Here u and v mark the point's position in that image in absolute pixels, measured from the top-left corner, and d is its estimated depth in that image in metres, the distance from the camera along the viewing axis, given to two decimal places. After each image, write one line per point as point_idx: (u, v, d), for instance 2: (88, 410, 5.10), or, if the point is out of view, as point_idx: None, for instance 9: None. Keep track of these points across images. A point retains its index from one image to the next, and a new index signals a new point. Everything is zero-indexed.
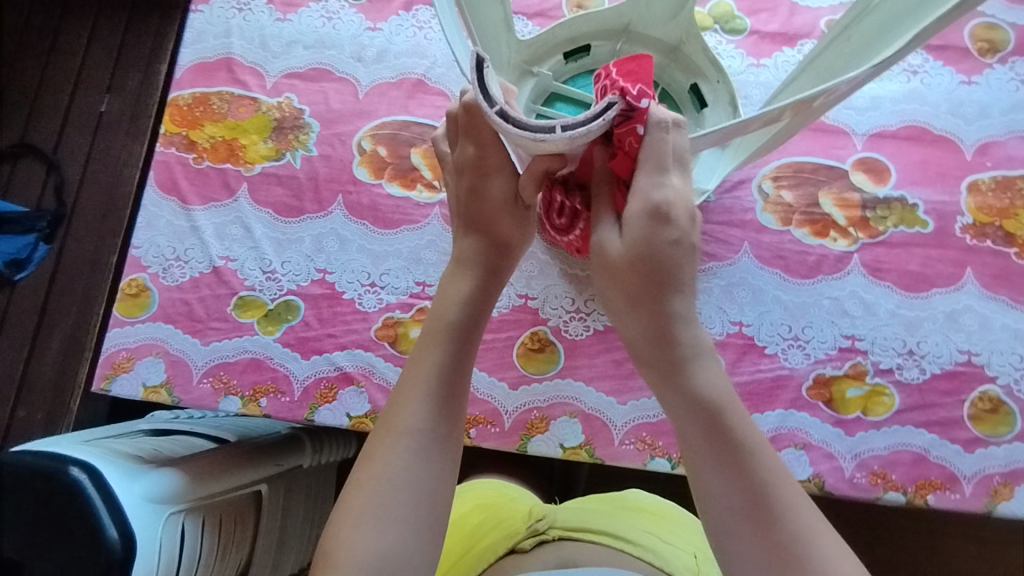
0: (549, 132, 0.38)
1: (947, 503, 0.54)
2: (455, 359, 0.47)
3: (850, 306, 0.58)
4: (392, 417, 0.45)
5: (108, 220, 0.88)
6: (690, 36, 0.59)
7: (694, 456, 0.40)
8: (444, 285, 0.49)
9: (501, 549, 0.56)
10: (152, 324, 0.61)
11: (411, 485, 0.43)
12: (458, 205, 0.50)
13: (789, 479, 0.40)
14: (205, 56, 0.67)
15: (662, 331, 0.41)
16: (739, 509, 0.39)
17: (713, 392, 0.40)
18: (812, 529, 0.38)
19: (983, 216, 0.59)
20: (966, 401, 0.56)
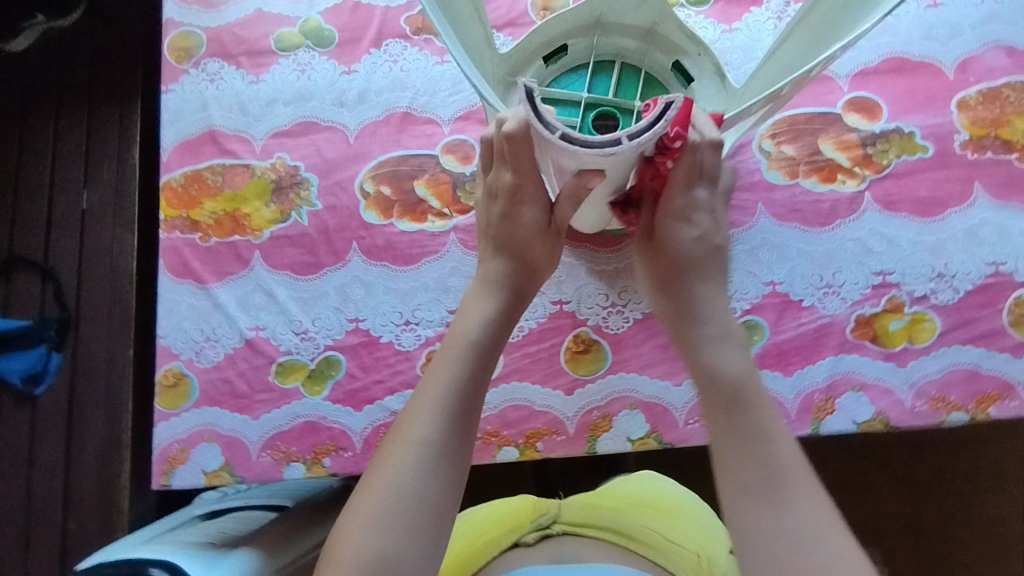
0: (614, 143, 0.40)
1: (1008, 412, 0.56)
2: (472, 373, 0.47)
3: (873, 244, 0.59)
4: (404, 427, 0.45)
5: (114, 316, 0.86)
6: (663, 17, 0.57)
7: (715, 426, 0.43)
8: (465, 301, 0.51)
9: (507, 542, 0.56)
10: (198, 410, 0.61)
11: (417, 498, 0.43)
12: (489, 229, 0.52)
13: (806, 473, 0.41)
14: (187, 133, 0.67)
15: (692, 316, 0.47)
16: (751, 486, 0.41)
17: (739, 371, 0.44)
18: (820, 522, 0.39)
19: (978, 129, 0.61)
20: (1003, 309, 0.57)
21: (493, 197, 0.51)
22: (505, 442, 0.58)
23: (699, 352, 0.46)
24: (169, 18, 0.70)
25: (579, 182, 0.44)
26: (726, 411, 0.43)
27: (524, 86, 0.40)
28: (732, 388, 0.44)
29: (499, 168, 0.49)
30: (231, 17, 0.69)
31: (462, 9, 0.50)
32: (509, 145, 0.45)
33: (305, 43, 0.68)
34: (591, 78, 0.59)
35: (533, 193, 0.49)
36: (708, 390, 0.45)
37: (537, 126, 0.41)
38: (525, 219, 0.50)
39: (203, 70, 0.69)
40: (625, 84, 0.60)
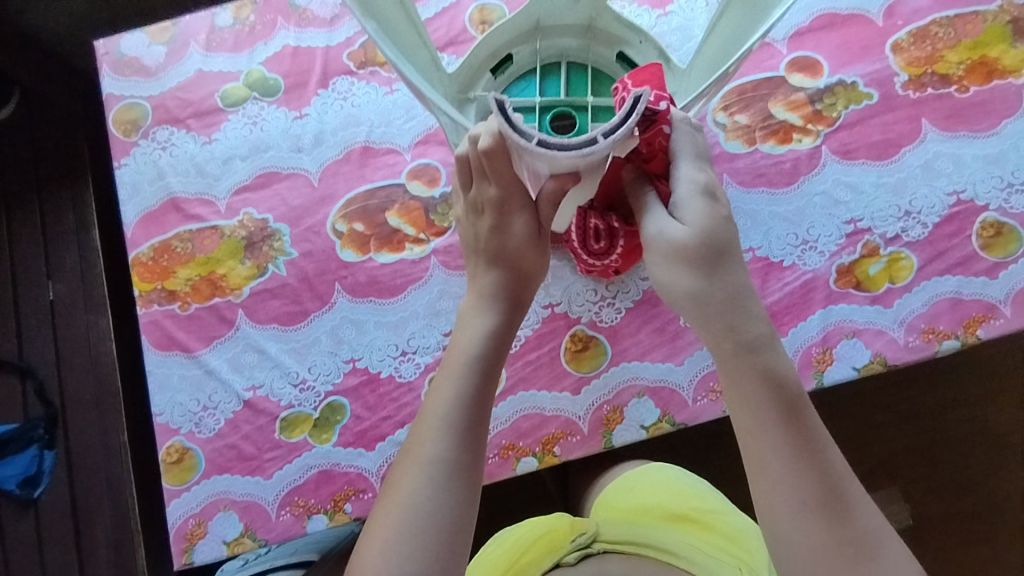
0: (592, 143, 0.40)
1: (996, 331, 0.58)
2: (478, 388, 0.47)
3: (839, 195, 0.61)
4: (415, 446, 0.45)
5: (104, 406, 0.83)
6: (599, 11, 0.57)
7: (770, 443, 0.40)
8: (462, 317, 0.51)
9: (547, 563, 0.56)
10: (208, 481, 0.60)
11: (434, 514, 0.43)
12: (480, 242, 0.51)
13: (852, 479, 0.41)
14: (148, 206, 0.66)
15: (737, 312, 0.41)
16: (811, 506, 0.39)
17: (791, 374, 0.42)
18: (871, 523, 0.40)
19: (915, 69, 0.63)
20: (973, 235, 0.59)
21: (479, 210, 0.50)
22: (522, 453, 0.58)
23: (752, 359, 0.41)
24: (109, 94, 0.69)
25: (560, 184, 0.44)
26: (781, 428, 0.40)
27: (494, 97, 0.40)
28: (794, 398, 0.41)
29: (480, 183, 0.48)
30: (172, 82, 0.69)
31: (405, 34, 0.49)
32: (487, 161, 0.45)
33: (251, 95, 0.68)
34: (540, 80, 0.60)
35: (517, 202, 0.48)
36: (761, 403, 0.40)
37: (513, 135, 0.40)
38: (516, 228, 0.49)
39: (153, 140, 0.68)
40: (575, 80, 0.60)
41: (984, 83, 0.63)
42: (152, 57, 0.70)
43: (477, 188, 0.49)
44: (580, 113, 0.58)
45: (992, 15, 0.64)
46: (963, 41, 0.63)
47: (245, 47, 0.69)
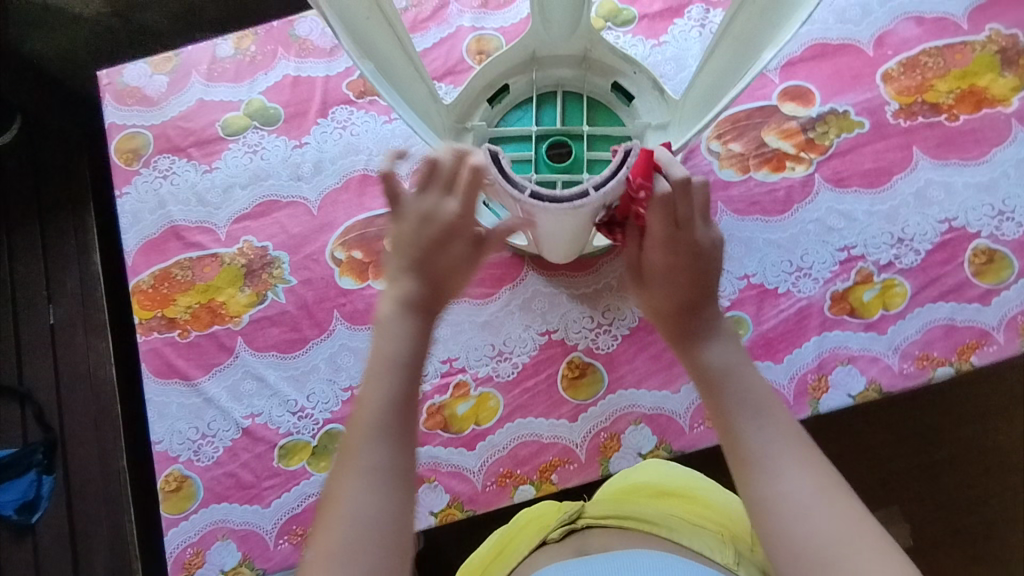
0: (585, 194, 0.46)
1: (989, 357, 0.58)
2: (404, 395, 0.43)
3: (832, 222, 0.62)
4: (345, 461, 0.41)
5: (103, 426, 0.84)
6: (594, 42, 0.58)
7: (714, 405, 0.45)
8: (376, 326, 0.46)
9: (532, 543, 0.51)
10: (206, 510, 0.60)
11: (371, 527, 0.39)
12: (413, 249, 0.47)
13: (793, 443, 0.41)
14: (149, 233, 0.67)
15: (683, 312, 0.49)
16: (748, 458, 0.41)
17: (727, 360, 0.46)
18: (811, 488, 0.39)
19: (906, 97, 0.64)
20: (965, 261, 0.60)
21: (428, 216, 0.47)
22: (520, 480, 0.59)
23: (691, 346, 0.48)
24: (111, 123, 0.70)
25: (556, 229, 0.49)
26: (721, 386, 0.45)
27: (490, 152, 0.46)
28: (722, 375, 0.45)
29: (441, 193, 0.48)
30: (174, 111, 0.70)
31: (401, 70, 0.51)
32: (467, 178, 0.47)
33: (252, 125, 0.69)
34: (537, 109, 0.60)
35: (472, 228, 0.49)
36: (697, 378, 0.47)
37: (511, 189, 0.45)
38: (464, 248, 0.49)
39: (155, 168, 0.69)
40: (571, 111, 0.61)
41: (973, 111, 0.63)
42: (154, 87, 0.71)
43: (434, 197, 0.47)
44: (576, 143, 0.59)
45: (980, 45, 0.65)
46: (952, 71, 0.65)
47: (246, 77, 0.70)
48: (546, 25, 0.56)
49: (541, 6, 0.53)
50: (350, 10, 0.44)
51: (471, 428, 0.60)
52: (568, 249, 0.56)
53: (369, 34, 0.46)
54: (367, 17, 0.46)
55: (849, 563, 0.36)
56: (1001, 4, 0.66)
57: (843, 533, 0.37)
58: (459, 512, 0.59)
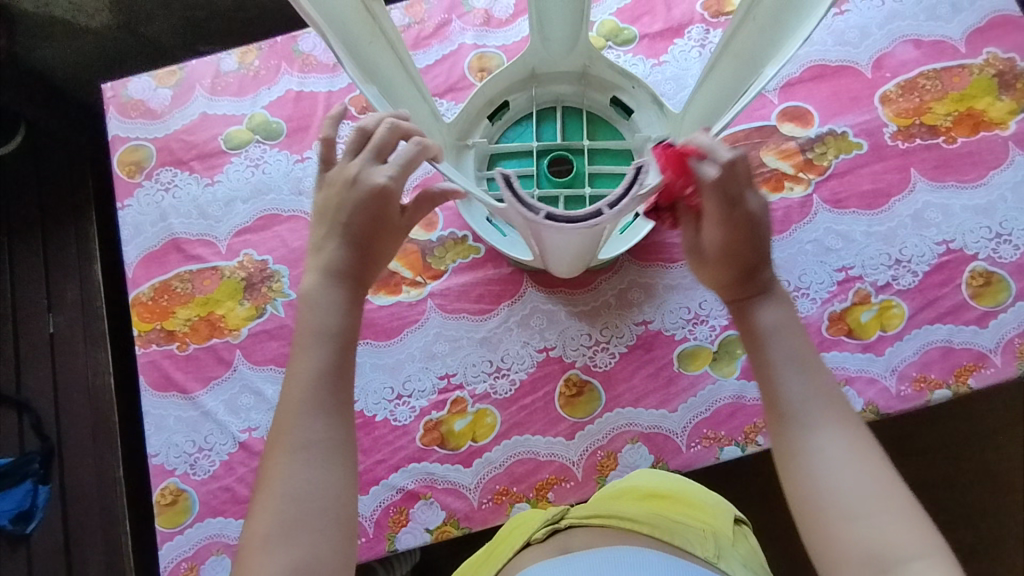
0: (598, 214, 0.45)
1: (987, 380, 0.58)
2: (337, 362, 0.46)
3: (830, 243, 0.62)
4: (281, 432, 0.44)
5: (99, 437, 0.84)
6: (592, 59, 0.59)
7: (759, 359, 0.46)
8: (303, 296, 0.47)
9: (518, 542, 0.52)
10: (201, 524, 0.60)
11: (317, 497, 0.42)
12: (340, 215, 0.48)
13: (832, 404, 0.44)
14: (150, 246, 0.67)
15: (735, 272, 0.48)
16: (787, 413, 0.44)
17: (779, 320, 0.46)
18: (845, 447, 0.42)
19: (904, 119, 0.65)
20: (962, 283, 0.60)
21: (354, 183, 0.47)
22: (516, 498, 0.58)
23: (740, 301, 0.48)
24: (115, 136, 0.71)
25: (563, 246, 0.50)
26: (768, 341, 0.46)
27: (502, 176, 0.45)
28: (772, 334, 0.46)
29: (371, 165, 0.47)
30: (177, 125, 0.71)
31: (403, 90, 0.51)
32: (403, 159, 0.46)
33: (254, 139, 0.69)
34: (537, 125, 0.61)
35: (398, 202, 0.48)
36: (746, 331, 0.47)
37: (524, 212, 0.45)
38: (391, 218, 0.49)
39: (157, 181, 0.69)
40: (570, 127, 0.62)
41: (971, 134, 0.64)
42: (158, 100, 0.71)
43: (361, 164, 0.47)
44: (577, 157, 0.60)
45: (978, 69, 0.65)
46: (950, 94, 0.65)
47: (249, 92, 0.71)
48: (546, 40, 0.56)
49: (541, 21, 0.54)
50: (355, 35, 0.45)
51: (467, 444, 0.60)
52: (571, 262, 0.56)
53: (372, 57, 0.47)
54: (370, 42, 0.47)
55: (872, 519, 0.40)
56: (998, 27, 0.66)
57: (869, 490, 0.40)
58: (454, 529, 0.58)
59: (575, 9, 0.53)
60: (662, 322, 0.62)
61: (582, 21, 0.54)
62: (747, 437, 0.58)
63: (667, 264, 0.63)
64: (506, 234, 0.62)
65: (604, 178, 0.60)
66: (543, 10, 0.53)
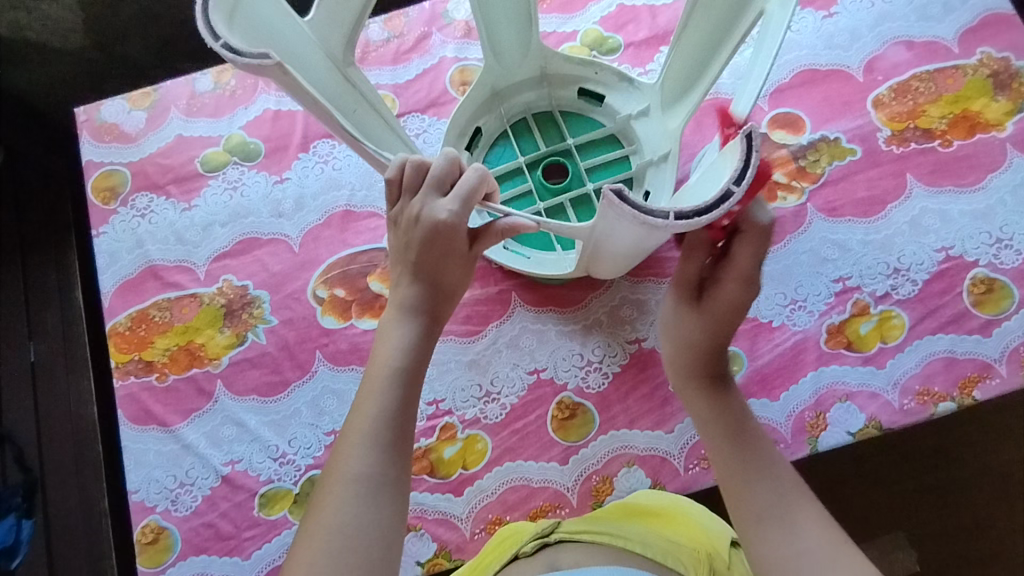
0: (727, 195, 0.37)
1: (993, 391, 0.56)
2: (399, 403, 0.47)
3: (826, 253, 0.61)
4: (338, 464, 0.45)
5: (84, 466, 0.79)
6: (548, 58, 0.59)
7: (722, 463, 0.48)
8: (381, 330, 0.50)
9: (506, 556, 0.50)
10: (184, 562, 0.57)
11: (363, 532, 0.42)
12: (410, 253, 0.49)
13: (803, 501, 0.45)
14: (126, 273, 0.65)
15: (704, 360, 0.51)
16: (762, 512, 0.45)
17: (739, 412, 0.50)
18: (823, 543, 0.43)
19: (898, 124, 0.63)
20: (964, 291, 0.58)
21: (418, 221, 0.47)
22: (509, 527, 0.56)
23: (701, 393, 0.51)
24: (89, 161, 0.69)
25: (642, 241, 0.45)
26: (728, 447, 0.48)
27: (613, 193, 0.38)
28: (736, 428, 0.49)
29: (433, 198, 0.47)
30: (152, 148, 0.69)
31: (371, 124, 0.50)
32: (466, 192, 0.46)
33: (231, 160, 0.67)
34: (515, 141, 0.61)
35: (464, 234, 0.48)
36: (709, 423, 0.50)
37: (652, 218, 0.38)
38: (459, 251, 0.49)
39: (132, 207, 0.67)
40: (547, 133, 0.61)
41: (967, 137, 0.62)
42: (132, 123, 0.70)
43: (423, 199, 0.47)
44: (569, 160, 0.60)
45: (971, 69, 0.64)
46: (945, 95, 0.63)
47: (226, 112, 0.69)
48: (499, 54, 0.58)
49: (490, 38, 0.56)
50: (306, 55, 0.45)
51: (458, 472, 0.58)
52: (607, 264, 0.54)
53: (359, 121, 0.48)
54: (355, 108, 0.48)
55: None
56: (992, 26, 0.65)
57: None
58: (446, 562, 0.56)
59: (514, 17, 0.56)
60: (656, 340, 0.60)
61: (528, 27, 0.56)
62: None
63: (659, 280, 0.61)
64: (530, 256, 0.60)
65: (601, 169, 0.60)
66: (491, 25, 0.56)
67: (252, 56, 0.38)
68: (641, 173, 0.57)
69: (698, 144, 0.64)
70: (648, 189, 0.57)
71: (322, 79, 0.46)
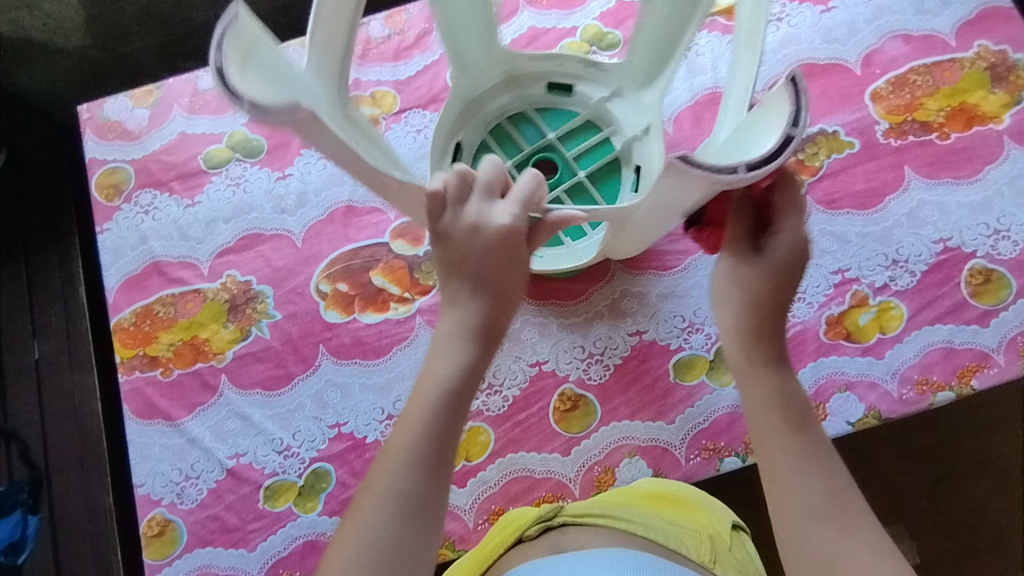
0: (789, 139, 0.37)
1: (991, 380, 0.57)
2: (444, 417, 0.45)
3: (825, 244, 0.61)
4: (379, 473, 0.44)
5: (89, 465, 0.80)
6: (510, 58, 0.60)
7: (779, 451, 0.44)
8: (436, 341, 0.48)
9: (509, 539, 0.50)
10: (189, 555, 0.58)
11: (397, 542, 0.42)
12: (468, 267, 0.46)
13: (853, 495, 0.43)
14: (130, 270, 0.66)
15: (762, 342, 0.46)
16: (817, 509, 0.42)
17: (800, 402, 0.46)
18: (872, 547, 0.41)
19: (896, 117, 0.63)
20: (961, 282, 0.59)
21: (477, 231, 0.45)
22: None
23: (765, 377, 0.46)
24: (92, 159, 0.69)
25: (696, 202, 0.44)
26: (786, 433, 0.44)
27: (683, 160, 0.37)
28: (798, 419, 0.45)
29: (487, 208, 0.45)
30: (155, 145, 0.69)
31: (378, 152, 0.51)
32: (523, 199, 0.45)
33: (234, 157, 0.68)
34: (497, 148, 0.61)
35: (524, 241, 0.46)
36: (768, 413, 0.45)
37: (723, 175, 0.37)
38: (520, 262, 0.47)
39: (136, 204, 0.68)
40: (526, 133, 0.61)
41: (964, 129, 0.63)
42: (135, 121, 0.70)
43: (478, 207, 0.45)
44: (554, 152, 0.60)
45: (969, 62, 0.64)
46: (942, 88, 0.64)
47: (228, 109, 0.69)
48: (464, 66, 0.59)
49: (454, 49, 0.58)
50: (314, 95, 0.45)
51: (461, 464, 0.58)
52: (624, 242, 0.55)
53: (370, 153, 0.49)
54: (363, 143, 0.49)
55: None
56: (988, 19, 0.65)
57: None
58: (449, 552, 0.57)
59: (473, 21, 0.57)
60: (657, 332, 0.60)
61: (488, 29, 0.58)
62: (747, 447, 0.57)
63: (659, 272, 0.62)
64: (542, 255, 0.60)
65: (588, 156, 0.60)
66: (453, 34, 0.57)
67: (280, 108, 0.37)
68: (628, 152, 0.58)
69: (697, 138, 0.65)
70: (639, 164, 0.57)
71: (333, 118, 0.46)
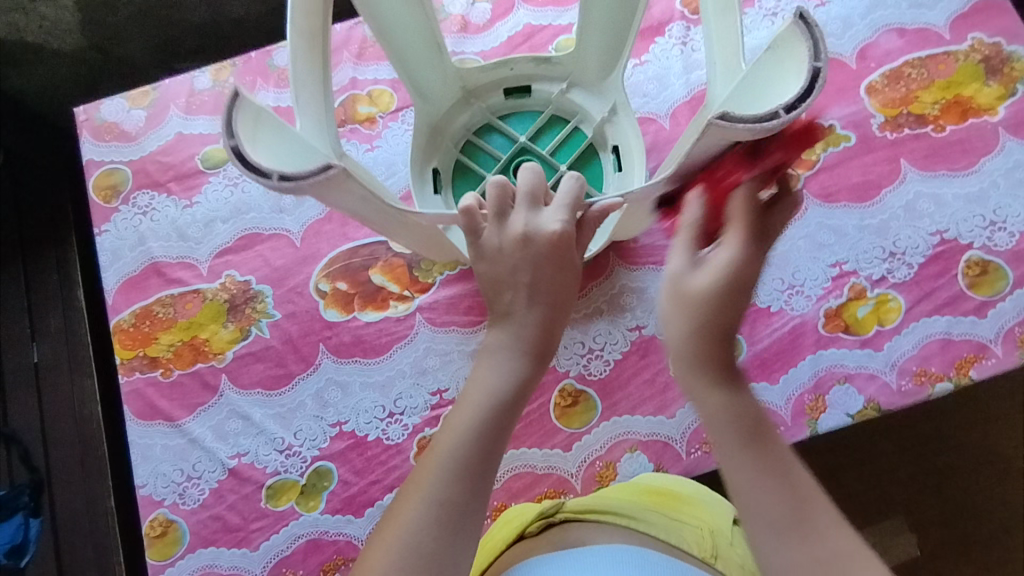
0: (816, 72, 0.37)
1: (988, 371, 0.57)
2: (499, 421, 0.39)
3: (822, 238, 0.61)
4: (419, 477, 0.38)
5: (88, 466, 0.80)
6: (461, 74, 0.60)
7: (732, 466, 0.35)
8: (485, 352, 0.42)
9: (511, 536, 0.51)
10: (192, 555, 0.58)
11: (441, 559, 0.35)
12: (520, 275, 0.43)
13: (816, 493, 0.35)
14: (128, 271, 0.66)
15: (712, 334, 0.37)
16: (780, 522, 0.34)
17: (745, 398, 0.37)
18: (843, 549, 0.33)
19: (891, 110, 0.64)
20: (958, 274, 0.59)
21: (526, 241, 0.43)
22: None
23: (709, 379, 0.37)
24: (90, 160, 0.69)
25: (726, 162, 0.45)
26: (741, 451, 0.35)
27: (721, 119, 0.39)
28: (750, 422, 0.36)
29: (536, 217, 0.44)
30: (152, 146, 0.69)
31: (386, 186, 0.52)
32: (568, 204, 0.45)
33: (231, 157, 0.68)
34: (474, 165, 0.61)
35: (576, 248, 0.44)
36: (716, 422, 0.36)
37: (765, 121, 0.37)
38: (574, 266, 0.45)
39: (134, 205, 0.68)
40: (497, 144, 0.61)
41: (960, 121, 0.63)
42: (132, 122, 0.70)
43: (525, 216, 0.44)
44: (529, 153, 0.59)
45: (963, 55, 0.65)
46: (936, 81, 0.64)
47: None
48: (421, 91, 0.59)
49: (406, 75, 0.58)
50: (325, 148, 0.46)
51: None
52: (632, 219, 0.55)
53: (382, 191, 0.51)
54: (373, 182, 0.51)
55: None
56: (982, 12, 0.66)
57: None
58: None
59: (417, 43, 0.57)
60: (656, 326, 0.60)
61: (435, 49, 0.58)
62: None
63: (658, 267, 0.62)
64: None
65: (562, 148, 0.60)
66: (403, 60, 0.57)
67: (315, 172, 0.39)
68: (602, 135, 0.59)
69: None
70: (617, 144, 0.58)
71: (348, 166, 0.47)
